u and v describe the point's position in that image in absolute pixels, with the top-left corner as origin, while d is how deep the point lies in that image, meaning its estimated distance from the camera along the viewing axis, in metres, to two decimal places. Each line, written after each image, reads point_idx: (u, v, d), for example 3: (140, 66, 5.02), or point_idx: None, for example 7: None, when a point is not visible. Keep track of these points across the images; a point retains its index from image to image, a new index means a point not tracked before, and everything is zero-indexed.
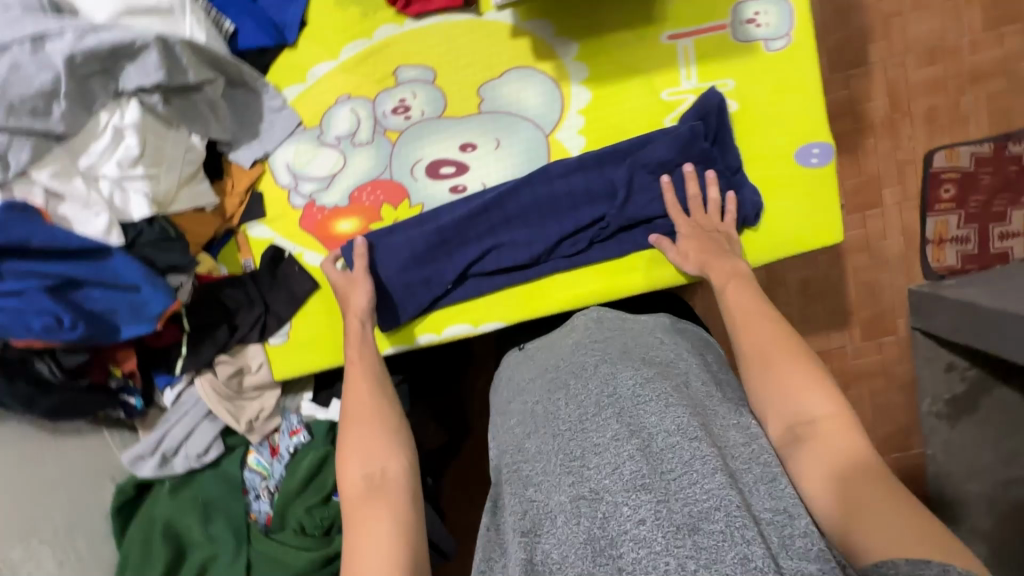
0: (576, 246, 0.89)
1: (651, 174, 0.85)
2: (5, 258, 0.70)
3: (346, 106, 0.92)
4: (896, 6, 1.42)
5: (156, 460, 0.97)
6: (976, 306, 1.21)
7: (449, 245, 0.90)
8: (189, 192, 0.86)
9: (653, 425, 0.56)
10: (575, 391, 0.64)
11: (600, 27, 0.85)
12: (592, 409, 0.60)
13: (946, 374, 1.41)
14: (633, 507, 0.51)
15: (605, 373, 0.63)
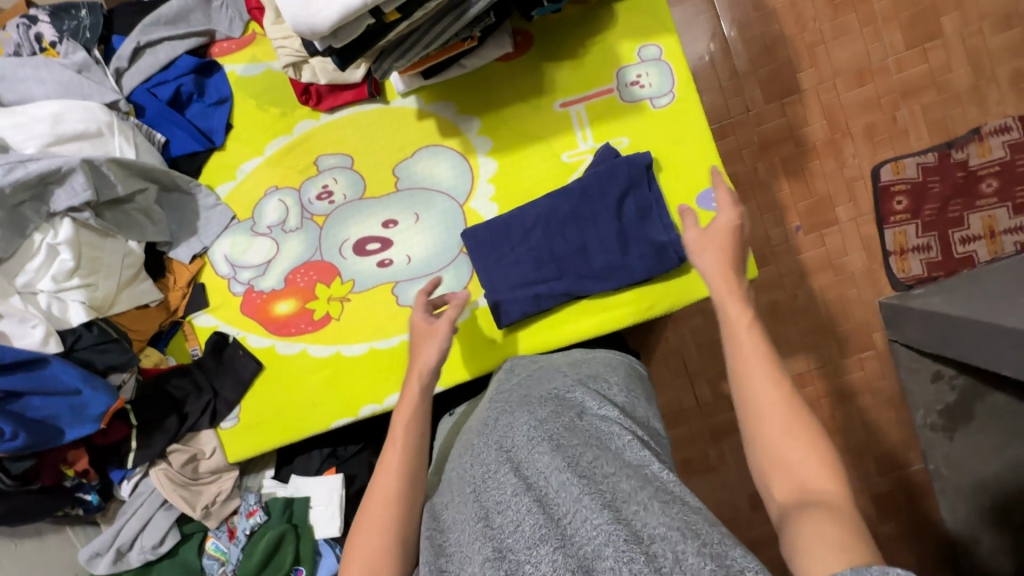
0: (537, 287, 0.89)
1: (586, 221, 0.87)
2: None
3: (275, 197, 0.99)
4: (818, 35, 1.44)
5: (111, 555, 0.97)
6: (943, 316, 1.16)
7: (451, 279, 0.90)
8: (129, 293, 0.92)
9: (548, 468, 0.55)
10: (478, 449, 0.62)
11: (496, 102, 0.92)
12: (490, 463, 0.59)
13: (933, 385, 1.31)
14: (533, 563, 0.48)
15: (503, 428, 0.63)
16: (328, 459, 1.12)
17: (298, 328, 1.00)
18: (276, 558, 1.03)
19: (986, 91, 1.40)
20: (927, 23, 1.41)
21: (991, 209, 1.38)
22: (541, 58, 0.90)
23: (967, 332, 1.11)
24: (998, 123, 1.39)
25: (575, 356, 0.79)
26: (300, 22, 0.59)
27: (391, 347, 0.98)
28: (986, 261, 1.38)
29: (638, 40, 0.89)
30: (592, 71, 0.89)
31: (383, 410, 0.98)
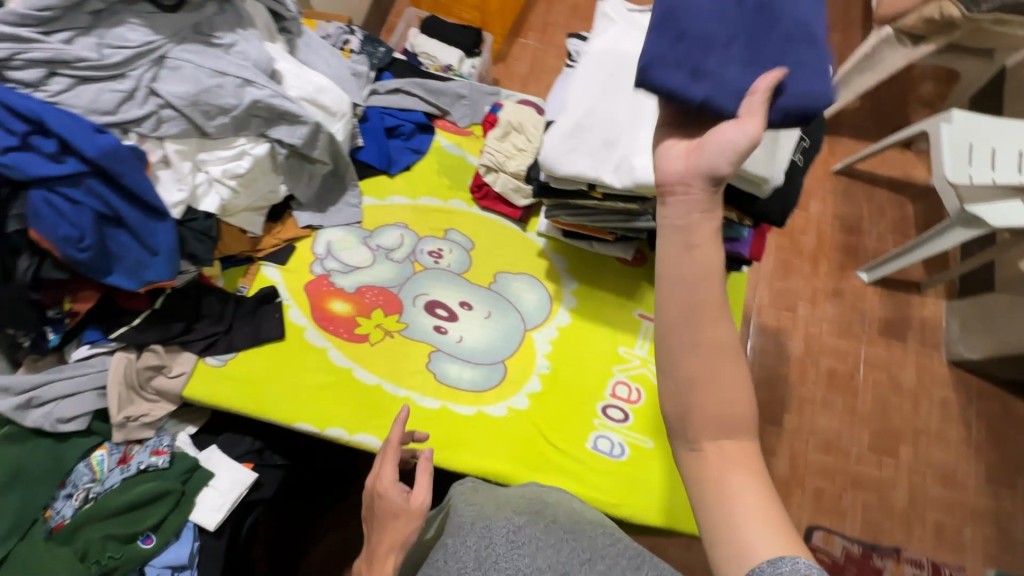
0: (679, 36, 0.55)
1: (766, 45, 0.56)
2: (93, 176, 0.81)
3: (399, 230, 1.16)
4: (810, 395, 1.76)
5: (20, 399, 0.91)
6: None
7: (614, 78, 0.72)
8: (245, 215, 1.04)
9: (528, 564, 0.58)
10: (450, 549, 0.64)
11: (596, 282, 1.14)
12: (466, 561, 0.61)
13: None
14: None
15: (459, 530, 0.70)
16: (254, 453, 1.08)
17: (335, 329, 1.09)
18: (140, 511, 0.94)
19: (913, 523, 1.63)
20: (889, 440, 1.72)
21: None
22: (646, 277, 1.15)
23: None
24: (916, 556, 1.58)
25: (532, 491, 0.86)
26: (549, 158, 0.85)
27: (395, 395, 1.05)
28: None
29: None
30: None
31: (346, 440, 1.01)
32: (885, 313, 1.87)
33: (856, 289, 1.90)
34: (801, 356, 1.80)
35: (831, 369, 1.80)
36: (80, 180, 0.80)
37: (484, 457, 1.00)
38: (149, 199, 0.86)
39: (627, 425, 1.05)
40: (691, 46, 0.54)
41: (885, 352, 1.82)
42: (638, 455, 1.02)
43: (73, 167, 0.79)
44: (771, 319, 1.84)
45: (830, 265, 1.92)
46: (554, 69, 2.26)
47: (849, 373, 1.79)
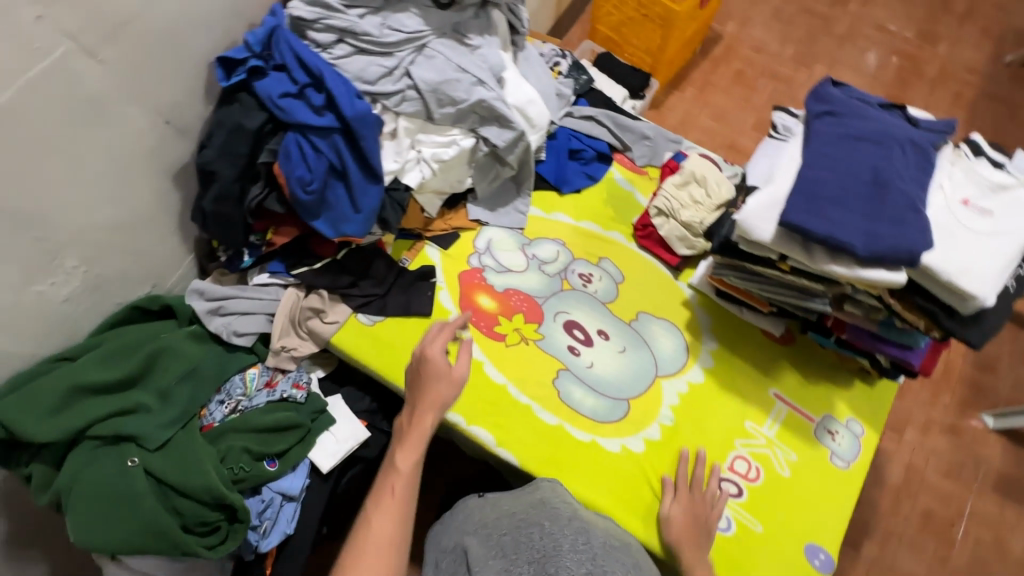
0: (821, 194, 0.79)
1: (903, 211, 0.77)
2: (339, 134, 0.91)
3: (556, 246, 1.21)
4: (900, 528, 1.62)
5: (210, 306, 1.02)
6: None
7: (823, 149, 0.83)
8: (430, 197, 1.12)
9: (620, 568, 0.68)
10: (549, 525, 0.74)
11: (737, 348, 1.12)
12: (565, 540, 0.71)
13: None
14: None
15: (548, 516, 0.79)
16: (370, 413, 1.15)
17: (477, 321, 1.13)
18: (273, 435, 1.00)
19: None
20: None
21: None
22: (788, 358, 1.12)
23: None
24: None
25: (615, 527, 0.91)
26: (747, 219, 0.83)
27: (516, 400, 1.07)
28: None
29: (853, 411, 1.08)
30: (812, 398, 1.09)
31: (462, 428, 1.04)
32: (1003, 468, 1.70)
33: (976, 433, 1.74)
34: (898, 485, 1.67)
35: (928, 509, 1.65)
36: (329, 134, 0.90)
37: (588, 485, 1.01)
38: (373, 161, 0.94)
39: (739, 500, 1.01)
40: (821, 202, 0.79)
41: (996, 510, 1.65)
42: (743, 535, 0.99)
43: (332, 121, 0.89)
44: None
45: (953, 397, 1.78)
46: (703, 127, 2.28)
47: (949, 520, 1.63)
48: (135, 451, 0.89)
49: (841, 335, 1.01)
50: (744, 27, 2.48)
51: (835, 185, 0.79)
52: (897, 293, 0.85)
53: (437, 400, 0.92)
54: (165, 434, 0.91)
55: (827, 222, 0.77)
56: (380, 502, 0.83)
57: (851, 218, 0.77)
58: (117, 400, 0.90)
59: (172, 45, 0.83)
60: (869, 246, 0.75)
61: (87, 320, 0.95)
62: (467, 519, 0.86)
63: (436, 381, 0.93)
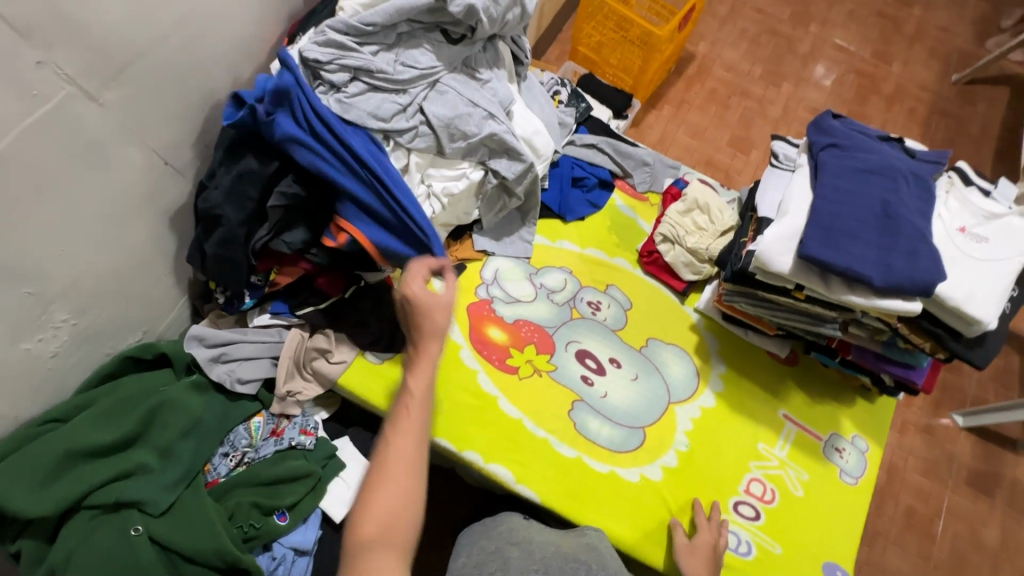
0: (836, 232, 0.81)
1: (915, 245, 0.80)
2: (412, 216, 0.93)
3: (563, 274, 1.20)
4: (886, 529, 1.69)
5: (212, 353, 0.96)
6: None
7: (832, 182, 0.86)
8: (438, 230, 1.10)
9: None
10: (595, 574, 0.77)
11: (745, 370, 1.15)
12: None
13: None
14: None
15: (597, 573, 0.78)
16: None
17: (488, 355, 1.11)
18: (282, 487, 0.96)
19: None
20: None
21: None
22: (794, 378, 1.15)
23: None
24: None
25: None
26: (765, 253, 0.85)
27: (534, 433, 1.06)
28: None
29: (857, 428, 1.11)
30: (819, 417, 1.12)
31: (479, 466, 1.02)
32: (974, 463, 1.80)
33: (948, 432, 1.83)
34: (881, 485, 1.74)
35: (910, 507, 1.72)
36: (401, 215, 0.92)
37: (609, 517, 1.00)
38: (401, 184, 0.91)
39: (757, 523, 1.03)
40: (836, 236, 0.81)
41: (971, 504, 1.74)
42: (763, 558, 1.00)
43: (359, 150, 0.87)
44: None
45: (926, 399, 1.87)
46: (679, 144, 2.34)
47: (930, 516, 1.71)
48: (138, 518, 0.82)
49: (848, 357, 1.04)
50: (714, 47, 2.57)
51: (848, 219, 0.82)
52: (905, 319, 0.88)
53: (433, 330, 0.79)
54: (171, 497, 0.85)
55: (846, 256, 0.80)
56: (384, 459, 0.71)
57: (865, 253, 0.80)
58: (118, 463, 0.84)
59: (172, 82, 0.78)
60: (886, 278, 0.78)
61: (75, 374, 0.87)
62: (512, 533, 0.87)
63: (427, 311, 0.78)
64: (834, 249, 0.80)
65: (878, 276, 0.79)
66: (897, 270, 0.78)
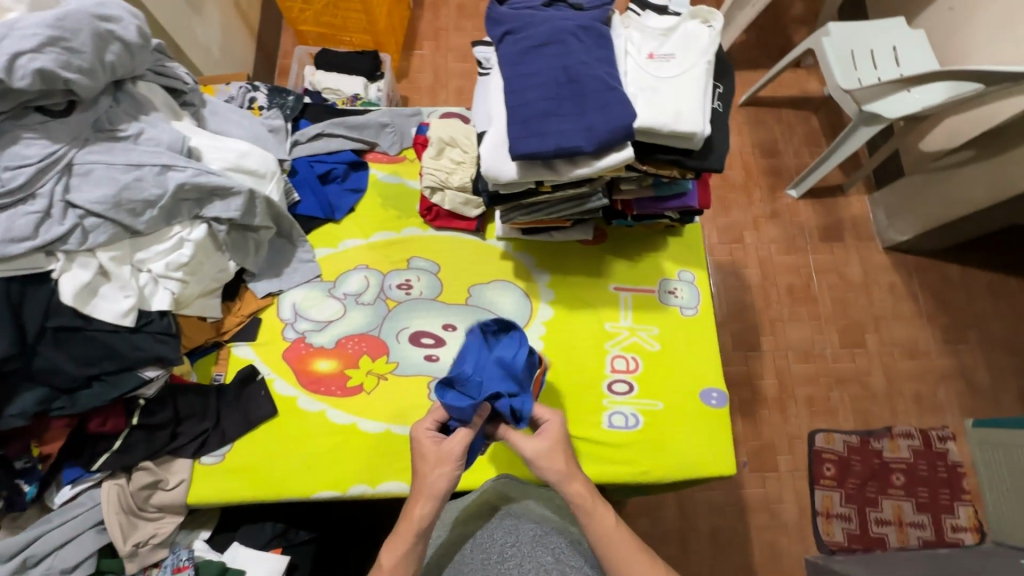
0: (534, 121, 0.81)
1: (606, 92, 0.80)
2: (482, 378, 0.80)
3: (362, 272, 1.14)
4: (778, 314, 1.88)
5: (13, 563, 0.84)
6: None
7: (516, 75, 0.84)
8: (201, 301, 0.99)
9: None
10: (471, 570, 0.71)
11: (565, 268, 1.17)
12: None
13: None
14: None
15: (509, 527, 0.76)
16: (280, 535, 1.04)
17: (328, 389, 1.06)
18: None
19: (896, 400, 1.80)
20: (855, 333, 1.87)
21: (899, 500, 1.70)
22: (609, 251, 1.19)
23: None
24: (905, 428, 1.77)
25: (546, 505, 0.84)
26: (489, 168, 0.85)
27: (405, 434, 1.03)
28: (895, 546, 1.65)
29: (679, 264, 1.18)
30: (644, 273, 1.17)
31: (371, 493, 0.99)
32: (821, 220, 2.00)
33: (792, 206, 2.01)
34: (760, 281, 1.91)
35: (789, 285, 1.91)
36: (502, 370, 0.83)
37: (511, 463, 0.99)
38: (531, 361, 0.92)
39: (634, 393, 1.09)
40: (535, 124, 0.81)
41: (831, 255, 1.95)
42: (651, 418, 1.07)
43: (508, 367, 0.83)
44: (725, 257, 1.93)
45: (762, 190, 2.02)
46: (457, 71, 2.26)
47: (806, 283, 1.92)
48: None
49: (635, 213, 1.08)
50: None
51: (538, 102, 0.82)
52: (641, 158, 0.91)
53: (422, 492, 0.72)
54: None
55: (551, 137, 0.80)
56: None
57: (567, 126, 0.80)
58: None
59: None
60: (593, 140, 0.78)
61: None
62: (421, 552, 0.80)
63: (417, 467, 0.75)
64: (538, 137, 0.80)
65: (589, 140, 0.79)
66: (599, 128, 0.78)
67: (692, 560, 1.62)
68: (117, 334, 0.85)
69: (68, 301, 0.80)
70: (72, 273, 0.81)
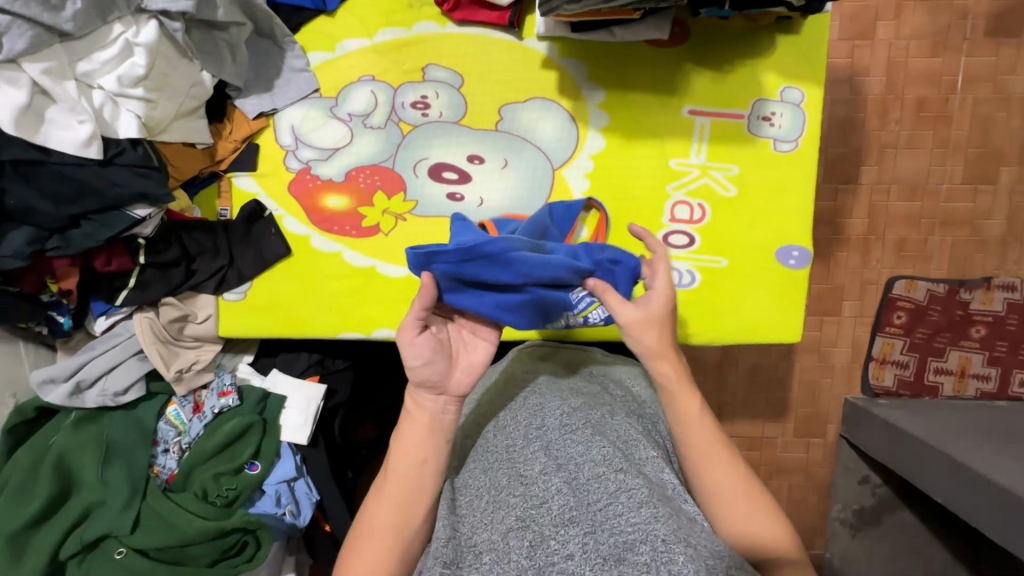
0: None
1: None
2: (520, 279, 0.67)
3: (367, 86, 0.92)
4: (893, 138, 1.48)
5: (68, 387, 0.90)
6: (905, 432, 1.32)
7: None
8: (182, 125, 0.84)
9: (580, 455, 0.58)
10: (505, 425, 0.66)
11: (627, 82, 0.90)
12: (518, 438, 0.63)
13: (859, 486, 1.50)
14: (561, 541, 0.50)
15: (535, 406, 0.67)
16: (315, 365, 1.06)
17: (341, 228, 0.93)
18: (233, 447, 0.95)
19: (1010, 247, 1.50)
20: (988, 166, 1.48)
21: (970, 352, 1.49)
22: (687, 58, 0.89)
23: (917, 451, 1.29)
24: (1008, 280, 1.49)
25: (601, 357, 0.84)
26: None
27: None
28: (947, 395, 1.50)
29: (785, 78, 0.89)
30: (731, 90, 0.89)
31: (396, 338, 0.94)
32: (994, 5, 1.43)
33: None
34: (882, 92, 1.46)
35: (920, 99, 1.46)
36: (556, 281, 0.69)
37: None
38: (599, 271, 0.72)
39: (697, 246, 0.91)
40: None
41: (992, 56, 1.44)
42: (711, 276, 0.91)
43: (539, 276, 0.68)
44: (843, 58, 1.45)
45: None
46: None
47: (944, 97, 1.46)
48: (117, 542, 0.88)
49: None
50: None
51: None
52: None
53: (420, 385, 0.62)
54: (131, 515, 0.88)
55: None
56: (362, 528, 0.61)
57: None
58: (67, 514, 0.87)
59: None
60: None
61: None
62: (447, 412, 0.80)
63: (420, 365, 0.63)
64: None
65: None
66: None
67: (726, 392, 1.55)
68: (86, 169, 0.75)
69: (9, 127, 0.68)
70: (1, 92, 0.67)
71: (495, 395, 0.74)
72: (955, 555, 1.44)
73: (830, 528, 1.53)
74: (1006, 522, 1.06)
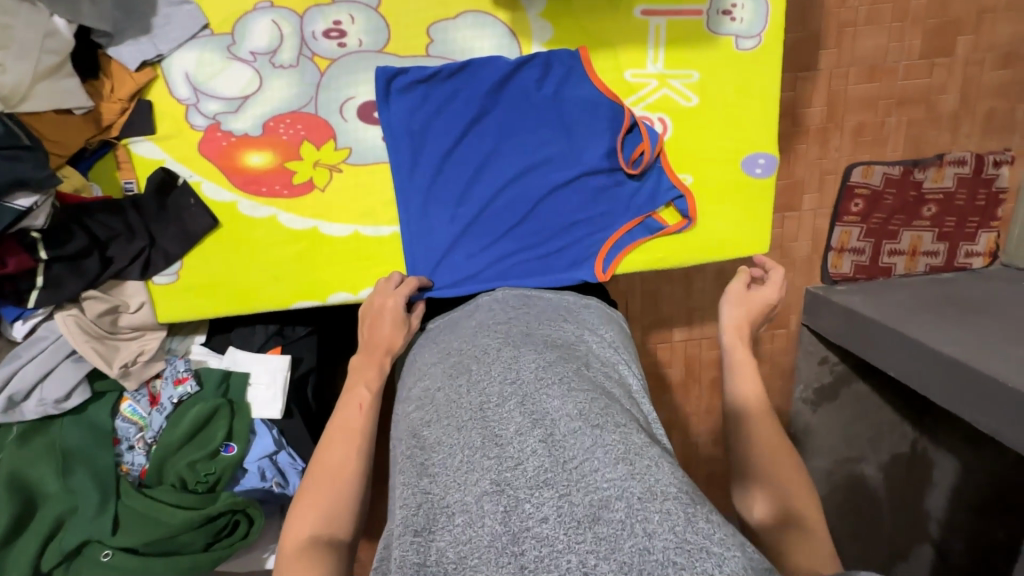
0: None
1: None
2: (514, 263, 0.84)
3: (267, 16, 0.78)
4: (853, 16, 1.39)
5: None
6: (858, 314, 1.38)
7: None
8: (48, 88, 0.70)
9: (555, 411, 0.55)
10: (476, 377, 0.61)
11: None
12: (491, 390, 0.58)
13: (819, 367, 1.57)
14: (535, 504, 0.48)
15: (507, 358, 0.63)
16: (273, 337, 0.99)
17: (271, 188, 0.83)
18: (203, 434, 0.91)
19: (962, 120, 1.49)
20: (946, 36, 1.42)
21: (921, 231, 1.53)
22: None
23: (873, 331, 1.35)
24: (959, 155, 1.49)
25: (566, 300, 0.78)
26: None
27: (379, 237, 0.86)
28: (899, 274, 1.56)
29: None
30: None
31: (356, 300, 0.88)
32: None
33: None
34: None
35: None
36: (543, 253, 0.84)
37: None
38: (573, 242, 0.84)
39: (670, 209, 0.87)
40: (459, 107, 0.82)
41: None
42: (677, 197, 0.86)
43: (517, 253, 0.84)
44: None
45: None
46: None
47: None
48: (101, 545, 0.86)
49: None
50: None
51: None
52: None
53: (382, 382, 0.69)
54: (109, 518, 0.86)
55: None
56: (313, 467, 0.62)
57: None
58: (39, 526, 0.84)
59: None
60: None
61: None
62: (409, 366, 0.74)
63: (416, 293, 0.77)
64: None
65: None
66: None
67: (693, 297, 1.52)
68: None
69: None
70: None
71: (464, 338, 0.69)
72: (902, 415, 1.58)
73: (793, 409, 1.61)
74: (952, 389, 1.17)
